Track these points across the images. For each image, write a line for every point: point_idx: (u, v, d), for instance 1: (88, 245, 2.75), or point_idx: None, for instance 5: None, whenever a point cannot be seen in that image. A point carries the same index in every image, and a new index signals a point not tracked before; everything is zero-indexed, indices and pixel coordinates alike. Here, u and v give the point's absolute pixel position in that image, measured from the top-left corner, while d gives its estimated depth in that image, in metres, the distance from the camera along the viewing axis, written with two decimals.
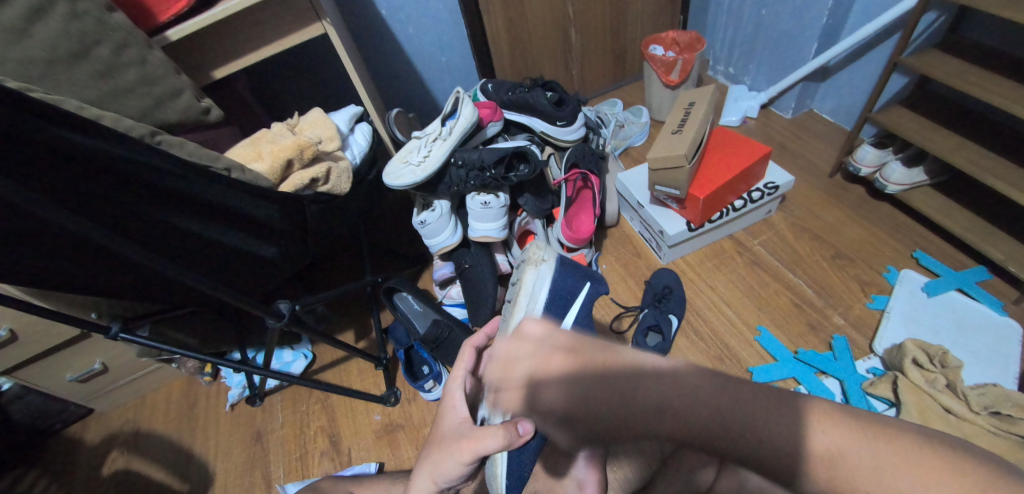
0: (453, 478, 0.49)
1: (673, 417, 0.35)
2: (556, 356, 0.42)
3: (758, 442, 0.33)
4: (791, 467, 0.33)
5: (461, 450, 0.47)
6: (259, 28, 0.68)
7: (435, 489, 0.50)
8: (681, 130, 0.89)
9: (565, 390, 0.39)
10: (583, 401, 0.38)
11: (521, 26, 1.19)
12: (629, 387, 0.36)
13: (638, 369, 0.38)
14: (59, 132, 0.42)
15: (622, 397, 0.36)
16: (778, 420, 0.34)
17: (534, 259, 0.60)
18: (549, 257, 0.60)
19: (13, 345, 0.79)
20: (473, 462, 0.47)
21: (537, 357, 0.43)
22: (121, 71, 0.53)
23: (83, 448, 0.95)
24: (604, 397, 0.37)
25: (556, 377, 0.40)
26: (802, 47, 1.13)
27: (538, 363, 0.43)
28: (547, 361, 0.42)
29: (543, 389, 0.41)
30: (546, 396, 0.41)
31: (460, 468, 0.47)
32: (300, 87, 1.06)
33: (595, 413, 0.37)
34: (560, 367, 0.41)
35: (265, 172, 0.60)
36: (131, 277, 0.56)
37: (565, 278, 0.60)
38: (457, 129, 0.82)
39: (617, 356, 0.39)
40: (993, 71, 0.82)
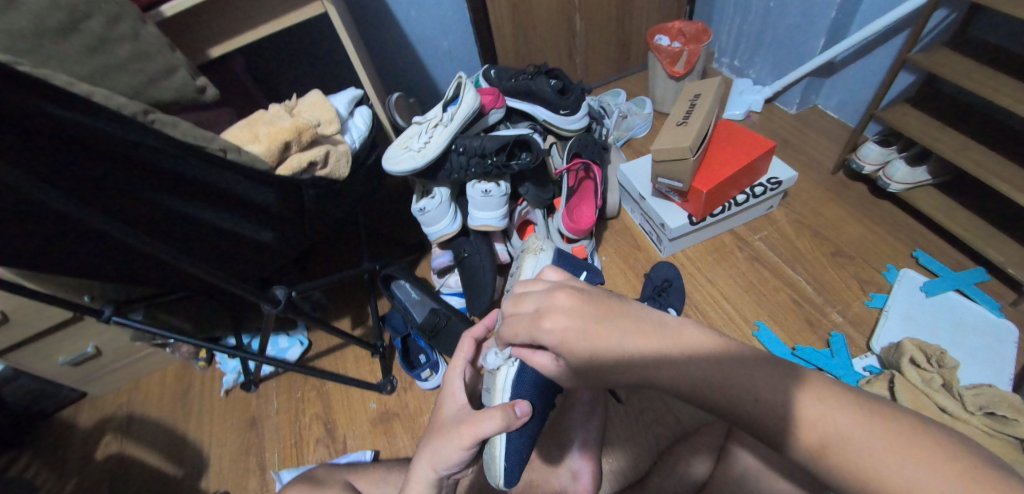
0: (452, 465, 0.48)
1: (669, 362, 0.36)
2: (565, 294, 0.39)
3: (757, 408, 0.34)
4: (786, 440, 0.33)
5: (460, 432, 0.46)
6: (257, 6, 0.67)
7: (434, 478, 0.49)
8: (686, 122, 0.87)
9: (572, 324, 0.38)
10: (585, 340, 0.37)
11: (525, 12, 1.17)
12: (626, 336, 0.37)
13: (643, 317, 0.38)
14: (47, 108, 0.41)
15: (621, 337, 0.37)
16: (776, 386, 0.34)
17: (533, 247, 0.60)
18: (547, 246, 0.60)
19: (4, 326, 0.78)
20: (472, 448, 0.47)
21: (546, 291, 0.41)
22: (112, 46, 0.52)
23: (76, 431, 0.94)
24: (607, 336, 0.37)
25: (562, 308, 0.38)
26: (809, 42, 1.12)
27: (547, 297, 0.40)
28: (557, 296, 0.39)
29: (550, 322, 0.38)
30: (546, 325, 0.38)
31: (457, 451, 0.47)
32: (299, 70, 1.04)
33: (596, 353, 0.37)
34: (564, 303, 0.39)
35: (262, 153, 0.58)
36: (121, 258, 0.54)
37: (562, 267, 0.59)
38: (459, 115, 0.80)
39: (626, 306, 0.39)
40: (1002, 70, 0.81)
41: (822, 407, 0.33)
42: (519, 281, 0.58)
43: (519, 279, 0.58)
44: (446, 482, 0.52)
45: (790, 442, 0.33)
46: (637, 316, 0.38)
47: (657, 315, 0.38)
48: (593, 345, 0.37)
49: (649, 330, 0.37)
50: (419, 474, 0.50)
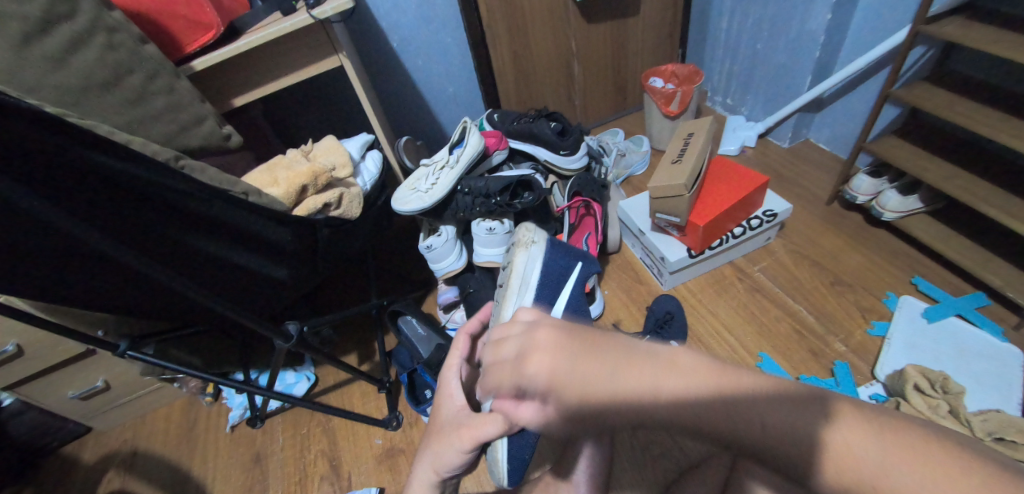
0: (454, 468, 0.49)
1: (659, 392, 0.32)
2: (543, 335, 0.40)
3: (761, 436, 0.31)
4: (800, 468, 0.30)
5: (463, 435, 0.47)
6: (278, 59, 0.72)
7: (436, 480, 0.50)
8: (680, 159, 0.91)
9: (551, 362, 0.37)
10: (571, 376, 0.35)
11: (526, 59, 1.24)
12: (614, 372, 0.34)
13: (632, 348, 0.36)
14: (89, 155, 0.44)
15: (609, 370, 0.34)
16: (780, 403, 0.31)
17: (525, 241, 0.64)
18: (538, 239, 0.64)
19: (19, 360, 0.80)
20: (473, 451, 0.48)
21: (525, 335, 0.42)
22: (149, 98, 0.56)
23: (79, 468, 0.94)
24: (591, 367, 0.35)
25: (543, 346, 0.39)
26: (797, 80, 1.18)
27: (528, 337, 0.41)
28: (536, 333, 0.40)
29: (531, 364, 0.38)
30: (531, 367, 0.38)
31: (458, 455, 0.47)
32: (313, 115, 1.10)
33: (584, 385, 0.34)
34: (544, 342, 0.39)
35: (280, 196, 0.63)
36: (144, 297, 0.56)
37: (554, 258, 0.63)
38: (464, 158, 0.85)
39: (609, 338, 0.37)
40: (982, 102, 0.85)
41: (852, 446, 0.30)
42: (513, 278, 0.61)
43: (512, 275, 0.61)
44: (448, 485, 0.53)
45: (812, 480, 0.30)
46: (622, 345, 0.36)
47: (645, 344, 0.36)
48: (574, 374, 0.35)
49: (637, 360, 0.34)
50: (421, 477, 0.51)
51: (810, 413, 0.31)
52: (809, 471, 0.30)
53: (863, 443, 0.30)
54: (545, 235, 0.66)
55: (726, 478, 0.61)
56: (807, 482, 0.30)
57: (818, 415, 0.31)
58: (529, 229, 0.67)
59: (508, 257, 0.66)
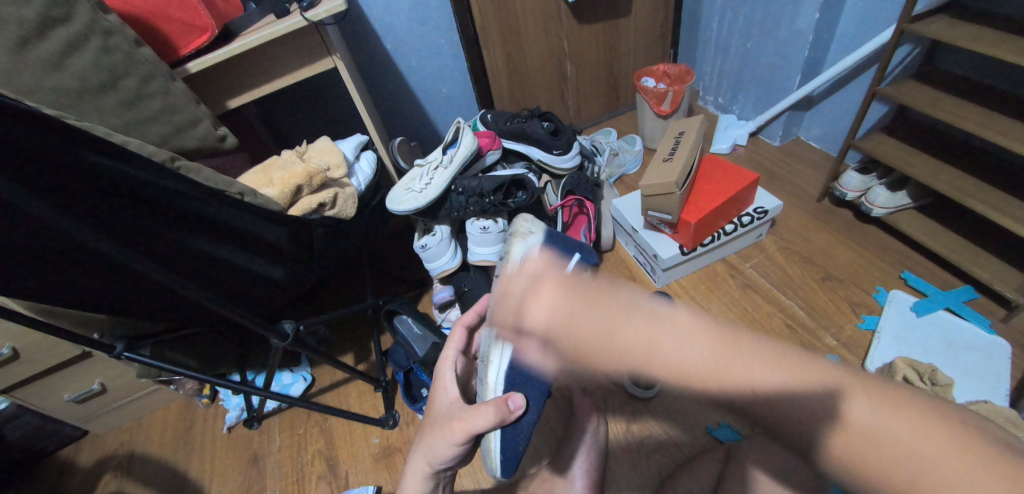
0: (447, 459, 0.50)
1: (659, 347, 0.37)
2: (547, 288, 0.42)
3: (757, 398, 0.36)
4: (789, 417, 0.35)
5: (456, 428, 0.47)
6: (273, 62, 0.73)
7: (430, 471, 0.51)
8: (671, 158, 0.93)
9: (549, 315, 0.40)
10: (570, 325, 0.39)
11: (519, 60, 1.25)
12: (615, 330, 0.37)
13: (634, 306, 0.39)
14: (88, 156, 0.45)
15: (608, 325, 0.38)
16: (779, 369, 0.36)
17: (522, 231, 0.63)
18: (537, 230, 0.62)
19: (15, 363, 0.80)
20: (465, 443, 0.48)
21: (529, 288, 0.44)
22: (145, 100, 0.57)
23: (76, 470, 0.94)
24: (593, 323, 0.38)
25: (546, 297, 0.41)
26: (787, 79, 1.19)
27: (533, 290, 0.43)
28: (542, 286, 0.43)
29: (533, 313, 0.42)
30: (533, 315, 0.41)
31: (450, 448, 0.48)
32: (307, 117, 1.11)
33: (582, 338, 0.38)
34: (547, 295, 0.41)
35: (276, 197, 0.63)
36: (140, 297, 0.57)
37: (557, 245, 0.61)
38: (458, 158, 0.85)
39: (614, 293, 0.40)
40: (966, 98, 0.87)
41: (874, 414, 0.34)
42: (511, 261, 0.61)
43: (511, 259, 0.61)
44: (443, 476, 0.54)
45: (810, 442, 0.36)
46: (624, 303, 0.39)
47: (646, 302, 0.39)
48: (570, 322, 0.39)
49: (640, 315, 0.38)
50: (415, 468, 0.52)
51: (808, 383, 0.36)
52: (794, 420, 0.35)
53: (874, 410, 0.34)
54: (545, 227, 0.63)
55: (719, 470, 0.62)
56: (796, 432, 0.36)
57: (827, 392, 0.35)
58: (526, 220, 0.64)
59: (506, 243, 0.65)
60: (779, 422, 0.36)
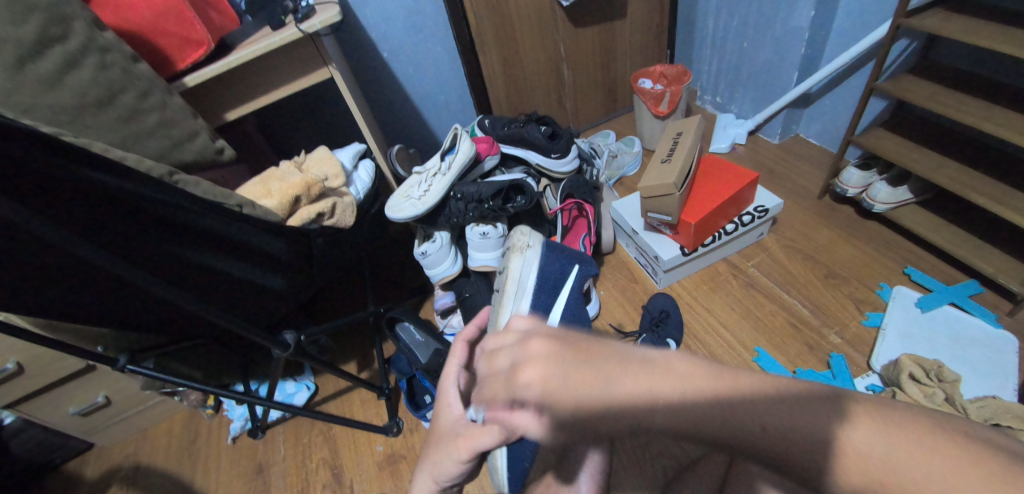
0: (453, 476, 0.50)
1: (664, 400, 0.29)
2: (535, 344, 0.35)
3: (759, 434, 0.28)
4: (813, 463, 0.28)
5: (461, 449, 0.47)
6: (270, 73, 0.73)
7: (436, 487, 0.51)
8: (670, 158, 0.92)
9: (545, 376, 0.33)
10: (563, 386, 0.32)
11: (515, 65, 1.26)
12: (607, 380, 0.31)
13: (629, 354, 0.32)
14: (85, 173, 0.45)
15: (603, 379, 0.31)
16: (777, 394, 0.29)
17: (520, 246, 0.71)
18: (534, 245, 0.71)
19: (19, 378, 0.80)
20: (470, 461, 0.48)
21: (518, 346, 0.37)
22: (142, 115, 0.57)
23: (82, 483, 0.95)
24: (591, 383, 0.31)
25: (534, 357, 0.34)
26: (784, 77, 1.19)
27: (520, 348, 0.36)
28: (529, 343, 0.36)
29: (522, 379, 0.34)
30: (523, 379, 0.34)
31: (456, 465, 0.48)
32: (306, 126, 1.11)
33: (578, 400, 0.31)
34: (537, 351, 0.35)
35: (274, 207, 0.64)
36: (141, 310, 0.57)
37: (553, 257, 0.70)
38: (456, 164, 0.85)
39: (602, 344, 0.33)
40: (965, 92, 0.86)
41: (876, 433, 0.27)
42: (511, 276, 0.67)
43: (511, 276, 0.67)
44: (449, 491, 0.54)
45: (840, 492, 0.27)
46: (617, 353, 0.32)
47: (640, 349, 0.32)
48: (570, 384, 0.31)
49: (640, 365, 0.31)
50: (421, 484, 0.52)
51: (819, 408, 0.28)
52: (807, 456, 0.27)
53: (888, 441, 0.27)
54: (540, 240, 0.73)
55: (725, 473, 0.61)
56: (818, 481, 0.28)
57: (829, 412, 0.28)
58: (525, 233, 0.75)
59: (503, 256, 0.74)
60: (795, 471, 0.28)
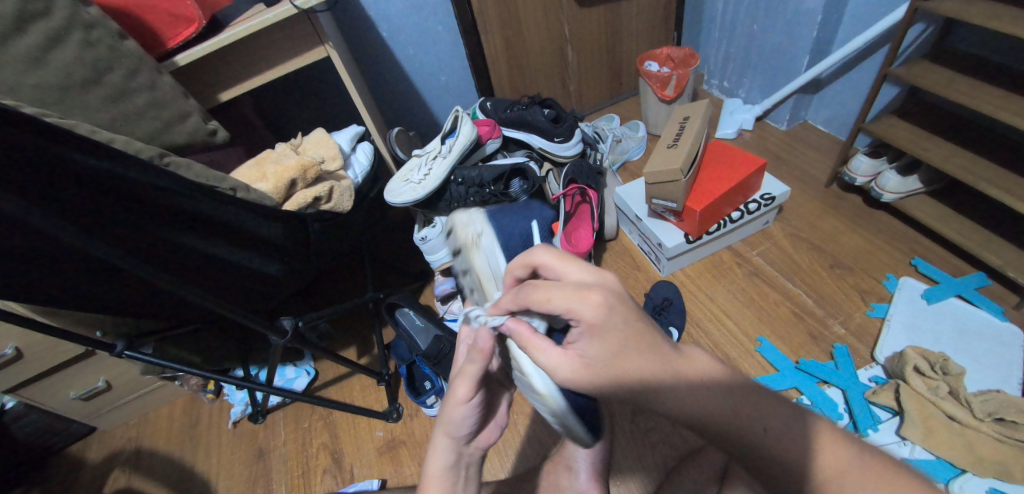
0: (464, 425, 0.49)
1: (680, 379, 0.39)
2: (605, 280, 0.42)
3: (741, 430, 0.37)
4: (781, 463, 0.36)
5: (461, 383, 0.47)
6: (264, 52, 0.71)
7: (451, 443, 0.49)
8: (676, 144, 0.90)
9: (612, 302, 0.39)
10: (621, 321, 0.39)
11: (518, 46, 1.22)
12: (652, 341, 0.39)
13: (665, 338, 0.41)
14: (67, 154, 0.43)
15: (648, 337, 0.39)
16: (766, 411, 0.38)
17: (472, 240, 0.73)
18: (484, 229, 0.76)
19: (17, 363, 0.79)
20: (472, 400, 0.48)
21: (587, 274, 0.42)
22: (131, 95, 0.55)
23: (85, 466, 0.95)
24: (640, 332, 0.39)
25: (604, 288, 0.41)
26: (795, 61, 1.16)
27: (592, 277, 0.42)
28: (603, 278, 0.42)
29: (588, 299, 0.39)
30: (589, 299, 0.39)
31: (460, 407, 0.47)
32: (303, 108, 1.09)
33: (626, 334, 0.39)
34: (608, 286, 0.41)
35: (269, 191, 0.62)
36: (135, 296, 0.56)
37: (502, 223, 0.77)
38: (456, 147, 0.83)
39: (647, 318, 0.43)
40: (980, 79, 0.84)
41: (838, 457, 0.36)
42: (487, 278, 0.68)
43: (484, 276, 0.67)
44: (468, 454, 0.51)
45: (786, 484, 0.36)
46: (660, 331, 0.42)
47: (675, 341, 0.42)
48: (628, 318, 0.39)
49: (670, 351, 0.40)
50: (438, 445, 0.49)
51: (794, 424, 0.38)
52: (773, 458, 0.37)
53: (838, 459, 0.36)
54: (484, 222, 0.77)
55: (726, 463, 0.61)
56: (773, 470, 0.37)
57: (801, 428, 0.37)
58: (469, 219, 0.80)
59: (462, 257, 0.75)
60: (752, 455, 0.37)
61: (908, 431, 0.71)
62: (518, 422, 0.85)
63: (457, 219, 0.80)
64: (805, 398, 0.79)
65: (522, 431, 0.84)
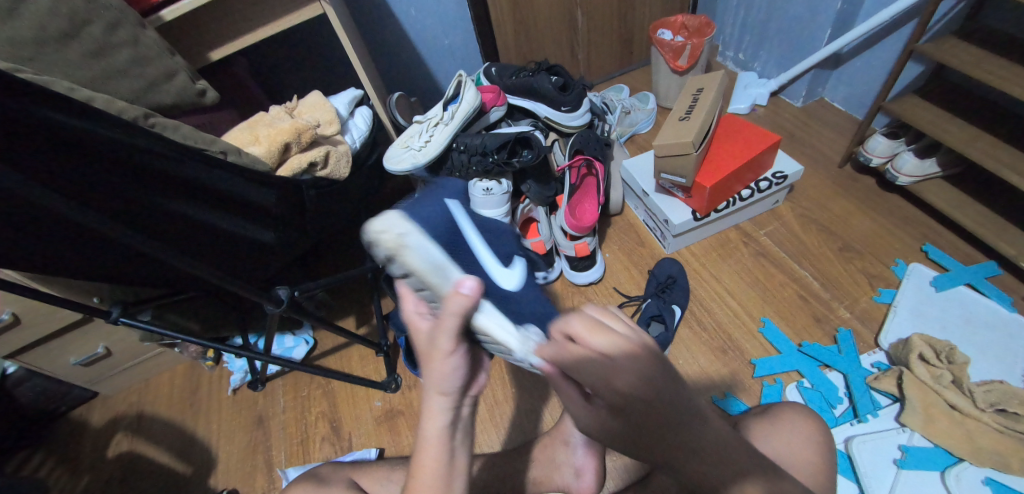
0: (458, 377, 0.43)
1: (693, 449, 0.43)
2: (640, 355, 0.39)
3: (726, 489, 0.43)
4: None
5: (442, 336, 0.40)
6: (256, 8, 0.67)
7: (446, 400, 0.44)
8: (688, 116, 0.87)
9: (643, 385, 0.39)
10: (648, 394, 0.40)
11: (525, 9, 1.16)
12: (676, 418, 0.42)
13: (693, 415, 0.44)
14: (44, 112, 0.40)
15: (671, 413, 0.41)
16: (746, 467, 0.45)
17: (395, 243, 0.38)
18: (407, 226, 0.39)
19: (12, 330, 0.78)
20: (459, 351, 0.42)
21: (627, 352, 0.38)
22: (112, 51, 0.52)
23: (88, 430, 0.96)
24: (667, 409, 0.41)
25: (636, 367, 0.38)
26: (815, 34, 1.10)
27: (630, 353, 0.38)
28: (640, 353, 0.39)
29: (620, 380, 0.39)
30: (622, 382, 0.39)
31: (448, 359, 0.42)
32: (300, 71, 1.05)
33: (653, 404, 0.40)
34: (641, 364, 0.39)
35: (262, 155, 0.60)
36: (125, 261, 0.54)
37: (423, 208, 0.42)
38: (459, 114, 0.80)
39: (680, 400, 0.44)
40: (1010, 57, 0.79)
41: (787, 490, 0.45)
42: (433, 280, 0.39)
43: (428, 274, 0.39)
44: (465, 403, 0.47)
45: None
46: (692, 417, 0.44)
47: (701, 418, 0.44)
48: (658, 396, 0.40)
49: (692, 422, 0.43)
50: (432, 406, 0.44)
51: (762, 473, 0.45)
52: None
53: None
54: (405, 216, 0.40)
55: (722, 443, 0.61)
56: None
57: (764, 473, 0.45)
58: (383, 219, 0.39)
59: (390, 267, 0.41)
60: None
61: (907, 417, 0.71)
62: (516, 396, 0.85)
63: (367, 226, 0.38)
64: (805, 380, 0.79)
65: (519, 406, 0.84)
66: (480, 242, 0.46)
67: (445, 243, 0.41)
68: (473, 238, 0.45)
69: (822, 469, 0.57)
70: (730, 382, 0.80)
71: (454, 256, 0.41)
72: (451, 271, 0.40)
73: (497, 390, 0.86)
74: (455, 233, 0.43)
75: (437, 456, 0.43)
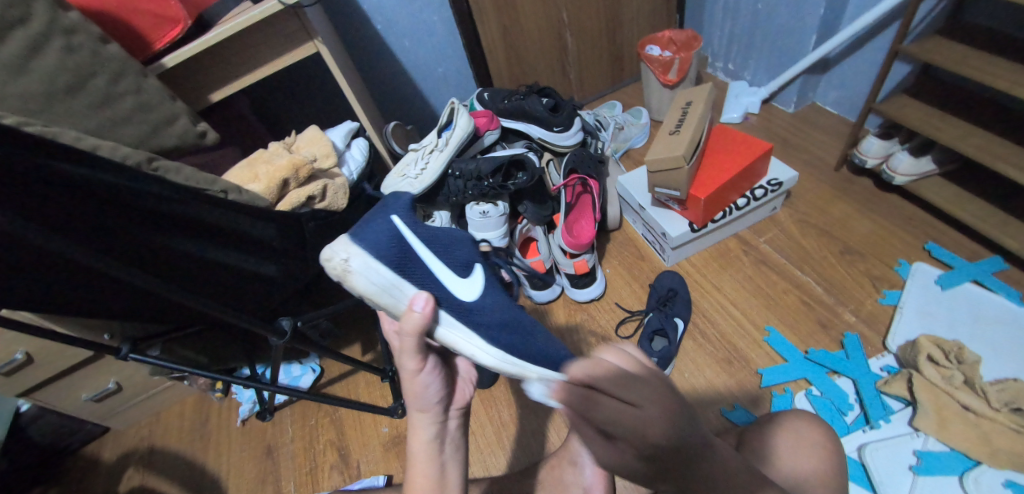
0: (428, 389, 0.46)
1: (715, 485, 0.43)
2: (665, 402, 0.42)
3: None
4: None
5: (405, 356, 0.44)
6: (254, 49, 0.70)
7: (427, 412, 0.46)
8: (678, 130, 0.88)
9: (672, 433, 0.41)
10: (677, 442, 0.41)
11: (516, 33, 1.20)
12: (703, 461, 0.43)
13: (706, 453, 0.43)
14: (50, 163, 0.42)
15: (699, 458, 0.42)
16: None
17: (340, 270, 0.42)
18: (351, 250, 0.42)
19: (26, 370, 0.80)
20: (424, 365, 0.45)
21: (650, 399, 0.42)
22: (118, 99, 0.54)
23: (100, 466, 0.97)
24: (694, 458, 0.42)
25: (663, 415, 0.41)
26: (801, 41, 1.12)
27: (652, 402, 0.41)
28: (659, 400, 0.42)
29: (651, 428, 0.40)
30: (652, 431, 0.40)
31: (418, 377, 0.45)
32: (301, 104, 1.08)
33: (681, 452, 0.41)
34: (665, 411, 0.42)
35: (261, 191, 0.62)
36: (130, 300, 0.55)
37: (366, 225, 0.44)
38: (453, 140, 0.82)
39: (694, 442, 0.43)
40: (996, 53, 0.80)
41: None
42: (383, 301, 0.43)
43: (376, 295, 0.43)
44: (449, 415, 0.49)
45: None
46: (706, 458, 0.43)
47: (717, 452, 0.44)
48: (687, 443, 0.42)
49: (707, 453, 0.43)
50: (416, 422, 0.46)
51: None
52: None
53: None
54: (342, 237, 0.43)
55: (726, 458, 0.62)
56: None
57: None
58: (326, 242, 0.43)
59: None
60: None
61: (920, 422, 0.70)
62: (522, 416, 0.85)
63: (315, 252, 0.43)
64: (814, 388, 0.78)
65: (526, 426, 0.83)
66: (433, 256, 0.47)
67: (393, 263, 0.43)
68: (423, 252, 0.46)
69: (828, 480, 0.55)
70: (737, 393, 0.79)
71: (403, 274, 0.44)
72: (405, 290, 0.44)
73: (503, 412, 0.86)
74: (403, 259, 0.44)
75: (428, 471, 0.44)
